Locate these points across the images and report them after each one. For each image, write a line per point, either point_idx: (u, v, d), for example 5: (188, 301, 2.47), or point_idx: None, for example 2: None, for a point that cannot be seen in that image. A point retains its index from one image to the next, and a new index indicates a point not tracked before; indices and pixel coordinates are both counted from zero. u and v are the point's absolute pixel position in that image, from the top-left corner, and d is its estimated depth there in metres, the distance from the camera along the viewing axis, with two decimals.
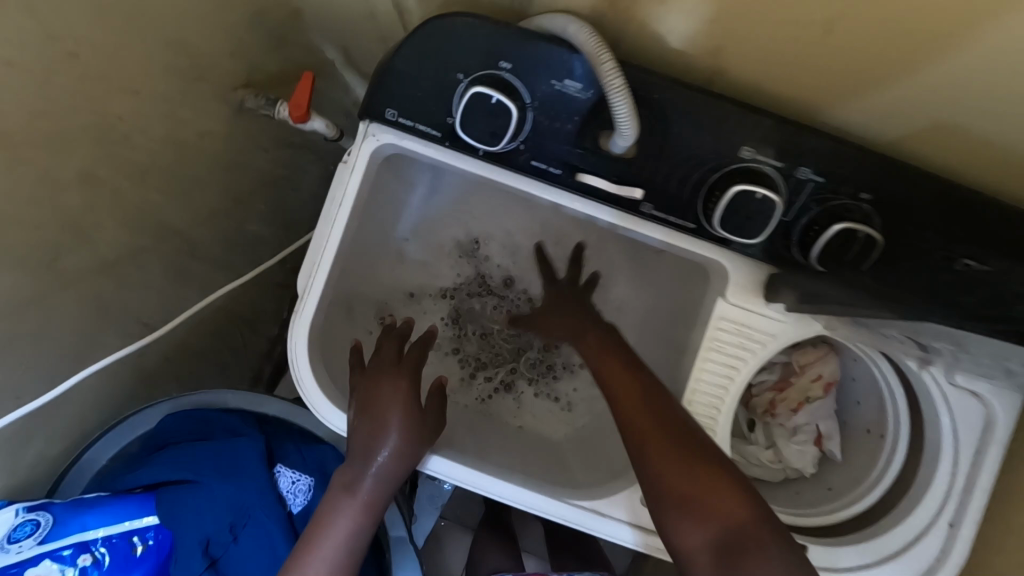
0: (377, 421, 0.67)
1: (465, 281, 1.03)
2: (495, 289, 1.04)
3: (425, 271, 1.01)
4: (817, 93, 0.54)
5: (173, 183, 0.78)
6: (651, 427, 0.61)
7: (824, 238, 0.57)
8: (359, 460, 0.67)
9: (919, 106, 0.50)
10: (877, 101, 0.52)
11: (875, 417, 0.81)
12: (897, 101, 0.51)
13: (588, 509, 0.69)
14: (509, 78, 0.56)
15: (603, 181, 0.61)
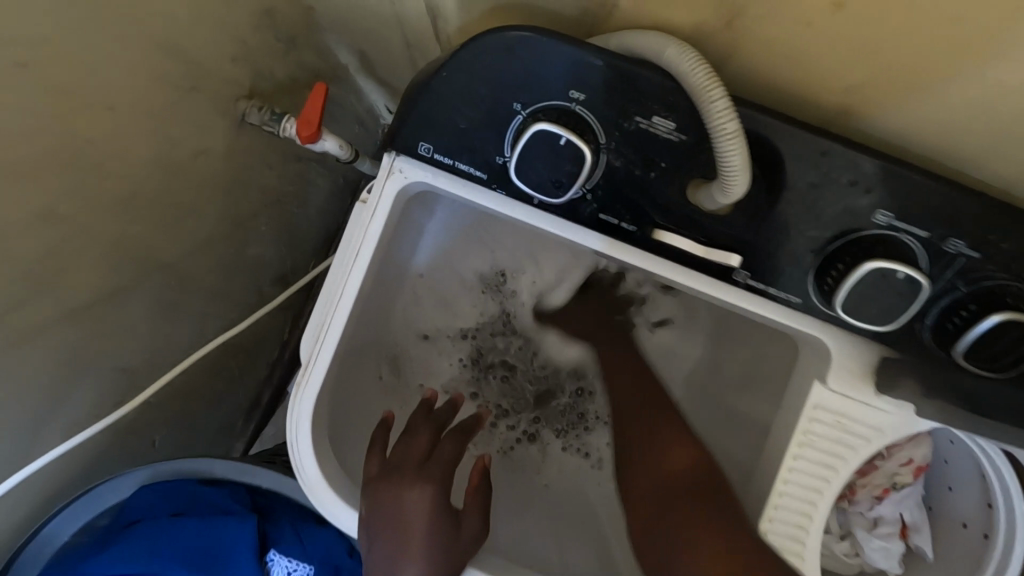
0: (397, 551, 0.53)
1: (488, 321, 0.83)
2: (524, 327, 0.85)
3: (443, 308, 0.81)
4: (924, 136, 0.41)
5: (158, 212, 0.66)
6: (635, 409, 0.68)
7: (974, 331, 0.44)
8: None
9: (937, 128, 0.40)
10: (889, 121, 0.42)
11: (974, 511, 0.69)
12: (912, 122, 0.41)
13: None
14: (582, 112, 0.44)
15: (691, 241, 0.48)
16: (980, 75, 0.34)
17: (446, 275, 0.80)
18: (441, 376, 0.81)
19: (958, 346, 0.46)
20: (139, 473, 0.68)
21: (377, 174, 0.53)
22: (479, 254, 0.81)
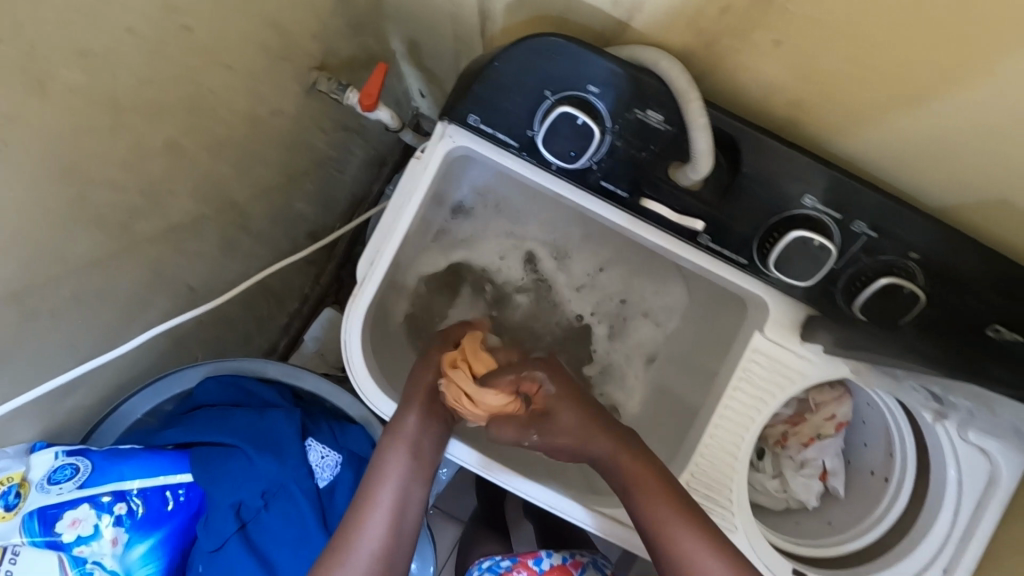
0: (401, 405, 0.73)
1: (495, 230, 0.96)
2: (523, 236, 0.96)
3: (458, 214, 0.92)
4: (837, 131, 0.57)
5: (241, 156, 0.80)
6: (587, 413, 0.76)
7: (870, 290, 0.61)
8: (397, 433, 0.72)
9: (850, 117, 0.55)
10: (809, 114, 0.57)
11: (881, 461, 0.84)
12: (829, 114, 0.55)
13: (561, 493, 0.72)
14: (596, 102, 0.59)
15: (667, 210, 0.64)
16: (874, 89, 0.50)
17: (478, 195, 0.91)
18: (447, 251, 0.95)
19: (857, 301, 0.62)
20: (202, 367, 0.82)
21: (431, 137, 0.68)
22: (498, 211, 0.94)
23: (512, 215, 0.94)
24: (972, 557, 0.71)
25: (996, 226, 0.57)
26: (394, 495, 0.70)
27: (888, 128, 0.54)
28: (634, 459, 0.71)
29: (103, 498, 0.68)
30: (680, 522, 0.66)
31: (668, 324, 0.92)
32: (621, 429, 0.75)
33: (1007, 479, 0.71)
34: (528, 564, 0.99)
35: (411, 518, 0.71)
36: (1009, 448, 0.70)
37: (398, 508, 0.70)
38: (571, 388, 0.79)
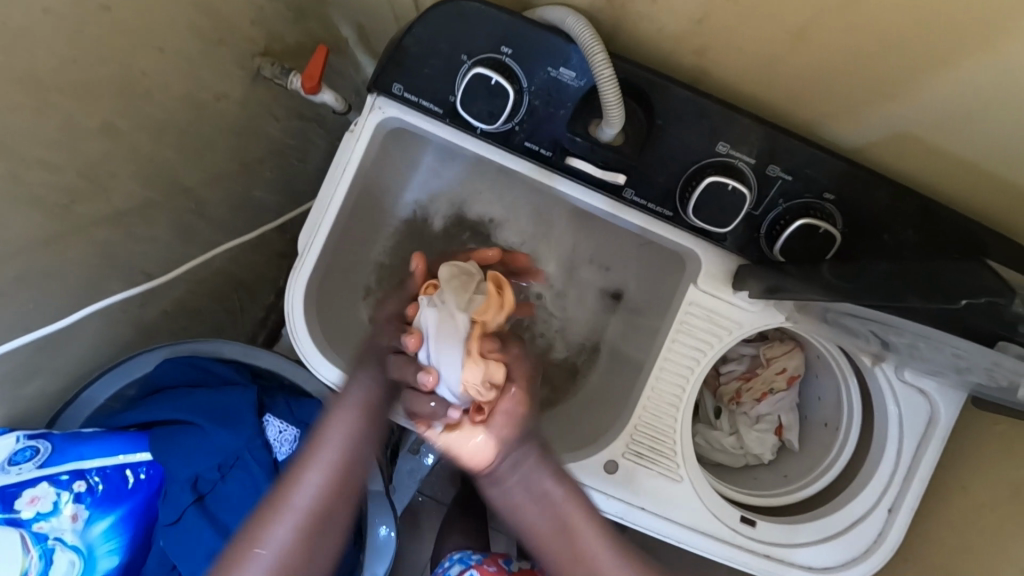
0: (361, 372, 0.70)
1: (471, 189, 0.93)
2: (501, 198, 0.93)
3: (433, 168, 0.90)
4: (740, 73, 0.59)
5: (186, 141, 0.82)
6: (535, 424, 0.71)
7: (787, 232, 0.62)
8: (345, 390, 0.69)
9: (748, 60, 0.56)
10: (713, 59, 0.58)
11: (832, 411, 0.85)
12: (730, 57, 0.57)
13: None
14: (510, 62, 0.61)
15: (590, 166, 0.66)
16: (762, 29, 0.52)
17: (453, 160, 0.88)
18: (422, 195, 0.92)
19: (777, 244, 0.64)
20: (161, 350, 0.83)
21: (362, 110, 0.70)
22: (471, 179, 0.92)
23: (488, 183, 0.92)
24: (914, 495, 0.72)
25: (903, 155, 0.59)
26: (337, 460, 0.67)
27: (785, 66, 0.55)
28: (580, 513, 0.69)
29: (63, 476, 0.69)
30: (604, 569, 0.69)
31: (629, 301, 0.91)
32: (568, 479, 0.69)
33: (945, 416, 0.72)
34: (498, 562, 1.00)
35: (353, 475, 0.68)
36: (945, 384, 0.71)
37: (347, 459, 0.67)
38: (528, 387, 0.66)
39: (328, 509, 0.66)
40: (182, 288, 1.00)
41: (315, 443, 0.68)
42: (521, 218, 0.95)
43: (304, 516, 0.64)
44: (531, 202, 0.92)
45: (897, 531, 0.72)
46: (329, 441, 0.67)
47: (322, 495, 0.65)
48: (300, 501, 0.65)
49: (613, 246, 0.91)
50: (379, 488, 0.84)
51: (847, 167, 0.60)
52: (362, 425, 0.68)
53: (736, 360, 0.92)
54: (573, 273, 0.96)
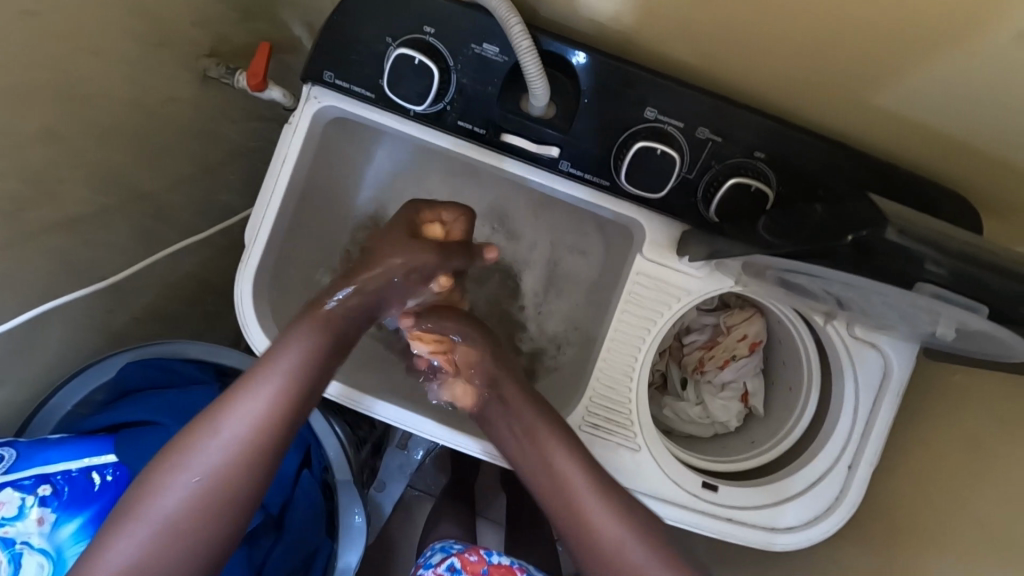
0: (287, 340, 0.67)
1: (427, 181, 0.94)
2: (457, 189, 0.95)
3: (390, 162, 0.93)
4: (663, 34, 0.59)
5: (136, 144, 0.83)
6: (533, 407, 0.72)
7: (720, 193, 0.62)
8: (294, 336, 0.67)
9: (667, 19, 0.57)
10: (635, 22, 0.59)
11: (794, 374, 0.85)
12: (650, 17, 0.57)
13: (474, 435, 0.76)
14: (433, 41, 0.62)
15: (525, 141, 0.66)
16: None
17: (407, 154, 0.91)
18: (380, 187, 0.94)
19: (710, 206, 0.64)
20: (119, 356, 0.81)
21: (298, 100, 0.70)
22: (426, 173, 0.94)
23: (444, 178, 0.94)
24: (872, 450, 0.72)
25: (830, 99, 0.60)
26: (253, 418, 0.63)
27: (704, 26, 0.56)
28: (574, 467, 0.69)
29: (25, 480, 0.70)
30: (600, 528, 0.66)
31: (594, 287, 0.91)
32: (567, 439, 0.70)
33: (899, 370, 0.72)
34: (481, 550, 0.96)
35: (270, 447, 0.64)
36: (897, 339, 0.72)
37: (257, 428, 0.64)
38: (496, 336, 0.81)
39: (239, 467, 0.62)
40: (153, 294, 1.02)
41: (218, 416, 0.63)
42: (482, 206, 0.96)
43: (209, 473, 0.61)
44: (490, 190, 0.94)
45: (857, 487, 0.73)
46: (239, 410, 0.63)
47: (235, 451, 0.62)
48: (206, 459, 0.62)
49: (571, 228, 0.93)
50: (347, 478, 0.84)
51: (782, 131, 0.62)
52: (281, 381, 0.65)
53: (698, 331, 0.92)
54: (539, 269, 0.96)
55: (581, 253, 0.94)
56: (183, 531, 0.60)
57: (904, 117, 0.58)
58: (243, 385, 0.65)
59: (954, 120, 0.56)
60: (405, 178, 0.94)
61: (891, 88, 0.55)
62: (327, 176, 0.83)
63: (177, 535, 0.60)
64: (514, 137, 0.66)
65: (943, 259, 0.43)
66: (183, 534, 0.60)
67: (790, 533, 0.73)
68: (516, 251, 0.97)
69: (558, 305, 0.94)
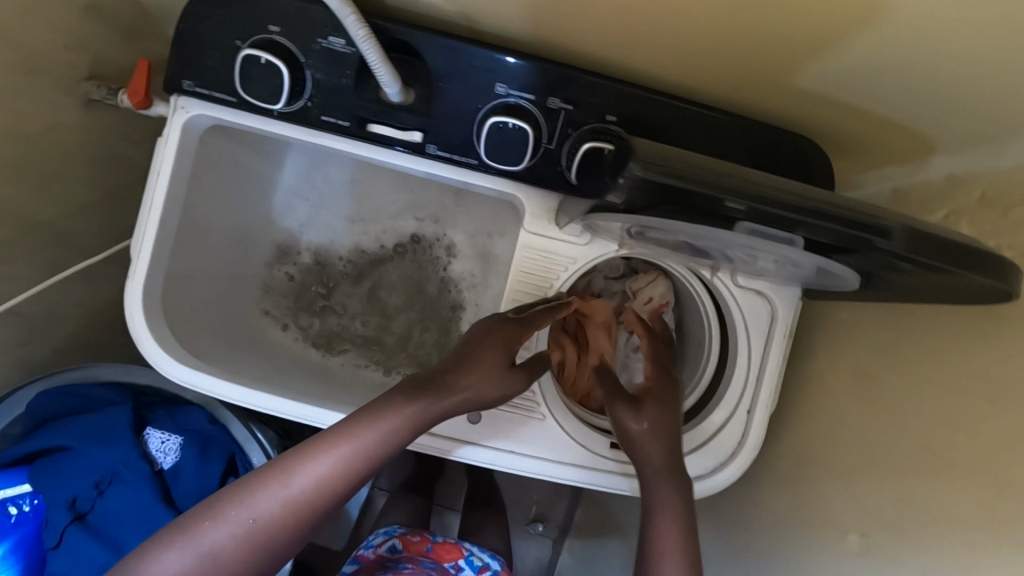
0: (377, 404, 0.59)
1: (336, 187, 0.98)
2: (366, 193, 0.99)
3: (298, 173, 0.95)
4: (502, 14, 0.61)
5: (24, 175, 0.83)
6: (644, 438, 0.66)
7: (577, 159, 0.63)
8: (444, 385, 0.60)
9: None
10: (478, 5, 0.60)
11: (699, 330, 0.87)
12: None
13: (545, 459, 0.74)
14: (280, 40, 0.62)
15: (390, 129, 0.67)
16: None
17: (316, 164, 0.95)
18: (289, 199, 0.95)
19: (572, 173, 0.65)
20: (35, 383, 0.81)
21: (167, 111, 0.71)
22: (333, 180, 0.97)
23: (353, 183, 0.98)
24: (766, 394, 0.75)
25: (672, 61, 0.62)
26: (372, 449, 0.57)
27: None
28: (673, 518, 0.61)
29: None
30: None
31: (503, 269, 0.93)
32: (683, 489, 0.64)
33: (783, 312, 0.74)
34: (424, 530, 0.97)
35: (320, 517, 0.56)
36: (778, 283, 0.74)
37: (319, 499, 0.55)
38: (670, 411, 0.68)
39: (339, 494, 0.56)
40: (69, 323, 1.01)
41: (287, 471, 0.55)
42: (393, 206, 0.99)
43: (314, 490, 0.55)
44: (397, 190, 0.98)
45: (756, 430, 0.75)
46: (307, 470, 0.55)
47: (303, 505, 0.55)
48: (312, 475, 0.55)
49: (477, 215, 0.95)
50: None
51: (636, 98, 0.64)
52: (412, 423, 0.58)
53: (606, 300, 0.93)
54: (447, 258, 0.97)
55: (485, 240, 0.96)
56: (268, 539, 0.54)
57: (739, 73, 0.61)
58: (373, 405, 0.59)
59: (773, 68, 0.58)
60: (313, 187, 0.96)
61: (719, 46, 0.57)
62: (228, 189, 0.84)
63: (260, 543, 0.54)
64: (379, 127, 0.67)
65: (741, 196, 0.46)
66: (264, 546, 0.54)
67: (696, 482, 0.74)
68: (424, 245, 0.99)
69: (470, 292, 0.95)
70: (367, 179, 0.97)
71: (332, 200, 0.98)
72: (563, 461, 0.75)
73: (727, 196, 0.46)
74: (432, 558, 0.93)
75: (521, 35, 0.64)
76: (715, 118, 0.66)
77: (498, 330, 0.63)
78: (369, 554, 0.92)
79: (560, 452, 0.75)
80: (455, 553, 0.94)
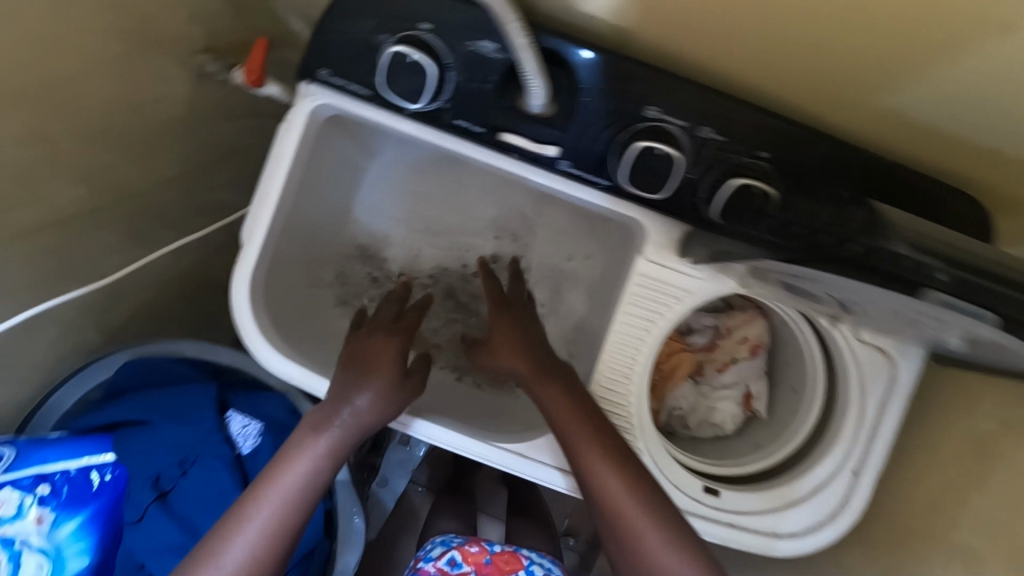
0: (282, 460, 0.67)
1: (428, 183, 0.96)
2: (457, 195, 0.97)
3: (393, 164, 0.93)
4: (667, 35, 0.58)
5: (131, 143, 0.82)
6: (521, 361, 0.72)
7: (723, 193, 0.61)
8: (331, 412, 0.70)
9: (674, 18, 0.55)
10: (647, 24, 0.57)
11: (799, 377, 0.84)
12: (659, 17, 0.56)
13: (519, 453, 0.73)
14: (429, 38, 0.59)
15: (523, 139, 0.64)
16: None
17: (411, 159, 0.94)
18: (378, 190, 0.94)
19: (713, 208, 0.62)
20: (121, 353, 0.82)
21: (294, 98, 0.69)
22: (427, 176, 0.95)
23: (447, 184, 0.96)
24: (877, 457, 0.71)
25: (844, 103, 0.58)
26: (295, 486, 0.65)
27: (707, 20, 0.54)
28: (564, 404, 0.68)
29: (22, 480, 0.67)
30: (606, 473, 0.63)
31: (597, 288, 0.90)
32: (576, 393, 0.69)
33: (906, 374, 0.70)
34: (481, 541, 0.95)
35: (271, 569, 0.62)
36: (905, 343, 0.70)
37: (266, 554, 0.61)
38: (529, 338, 0.75)
39: (278, 546, 0.62)
40: (151, 291, 1.01)
41: (225, 528, 0.62)
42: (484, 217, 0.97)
43: (254, 545, 0.61)
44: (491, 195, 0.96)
45: (861, 493, 0.71)
46: (241, 533, 0.61)
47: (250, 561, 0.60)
48: (247, 531, 0.61)
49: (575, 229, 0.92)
50: (344, 479, 0.85)
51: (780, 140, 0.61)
52: (317, 460, 0.67)
53: (697, 332, 0.89)
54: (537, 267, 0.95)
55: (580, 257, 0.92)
56: None
57: (915, 122, 0.57)
58: (275, 463, 0.67)
59: (959, 119, 0.54)
60: (408, 180, 0.95)
61: (894, 83, 0.53)
62: (329, 177, 0.83)
63: None
64: (508, 136, 0.65)
65: (946, 267, 0.44)
66: None
67: (791, 539, 0.71)
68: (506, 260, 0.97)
69: (556, 307, 0.93)
70: (460, 180, 0.96)
71: (423, 195, 0.97)
72: (548, 463, 0.73)
73: (942, 274, 0.44)
74: (491, 569, 0.91)
75: (678, 57, 0.61)
76: (869, 165, 0.62)
77: (367, 342, 0.76)
78: (428, 567, 0.91)
79: (545, 453, 0.74)
80: (514, 564, 0.93)
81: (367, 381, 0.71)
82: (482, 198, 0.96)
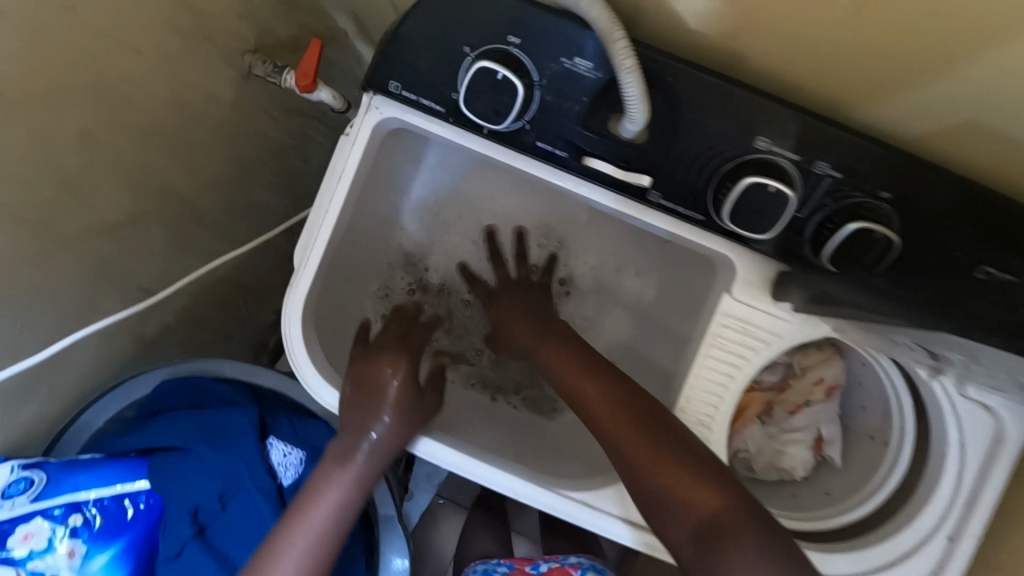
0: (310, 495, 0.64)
1: (478, 193, 0.90)
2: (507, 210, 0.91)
3: (440, 172, 0.87)
4: (788, 58, 0.52)
5: (176, 146, 0.77)
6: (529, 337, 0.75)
7: (836, 239, 0.54)
8: (355, 441, 0.65)
9: (800, 42, 0.49)
10: (765, 45, 0.51)
11: (879, 423, 0.78)
12: (782, 39, 0.50)
13: (576, 500, 0.66)
14: (517, 53, 0.54)
15: (611, 166, 0.58)
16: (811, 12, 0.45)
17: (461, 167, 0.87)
18: (423, 199, 0.88)
19: (824, 251, 0.55)
20: (157, 371, 0.78)
21: (357, 110, 0.63)
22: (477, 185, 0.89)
23: (498, 195, 0.90)
24: (978, 523, 0.65)
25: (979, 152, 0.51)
26: (327, 523, 0.63)
27: (842, 46, 0.48)
28: (569, 363, 0.68)
29: (56, 510, 0.66)
30: (621, 421, 0.60)
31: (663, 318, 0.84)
32: (587, 358, 0.69)
33: (1013, 434, 0.64)
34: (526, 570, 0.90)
35: None
36: (1014, 402, 0.64)
37: None
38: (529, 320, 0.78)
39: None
40: (186, 301, 0.95)
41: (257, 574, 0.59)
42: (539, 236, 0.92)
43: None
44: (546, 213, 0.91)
45: (960, 561, 0.65)
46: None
47: None
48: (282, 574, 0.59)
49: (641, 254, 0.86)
50: (390, 513, 0.80)
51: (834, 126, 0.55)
52: (349, 487, 0.65)
53: (767, 369, 0.83)
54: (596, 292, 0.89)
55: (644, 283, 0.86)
56: None
57: None
58: (304, 498, 0.64)
59: None
60: (457, 190, 0.89)
61: (921, 79, 0.47)
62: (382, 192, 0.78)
63: None
64: (594, 162, 0.58)
65: None
66: None
67: None
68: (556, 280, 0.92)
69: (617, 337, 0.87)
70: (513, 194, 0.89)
71: (471, 206, 0.90)
72: (614, 513, 0.65)
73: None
74: None
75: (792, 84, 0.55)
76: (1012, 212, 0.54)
77: (369, 363, 0.70)
78: None
79: (609, 501, 0.66)
80: None
81: (379, 409, 0.66)
82: (533, 217, 0.91)
